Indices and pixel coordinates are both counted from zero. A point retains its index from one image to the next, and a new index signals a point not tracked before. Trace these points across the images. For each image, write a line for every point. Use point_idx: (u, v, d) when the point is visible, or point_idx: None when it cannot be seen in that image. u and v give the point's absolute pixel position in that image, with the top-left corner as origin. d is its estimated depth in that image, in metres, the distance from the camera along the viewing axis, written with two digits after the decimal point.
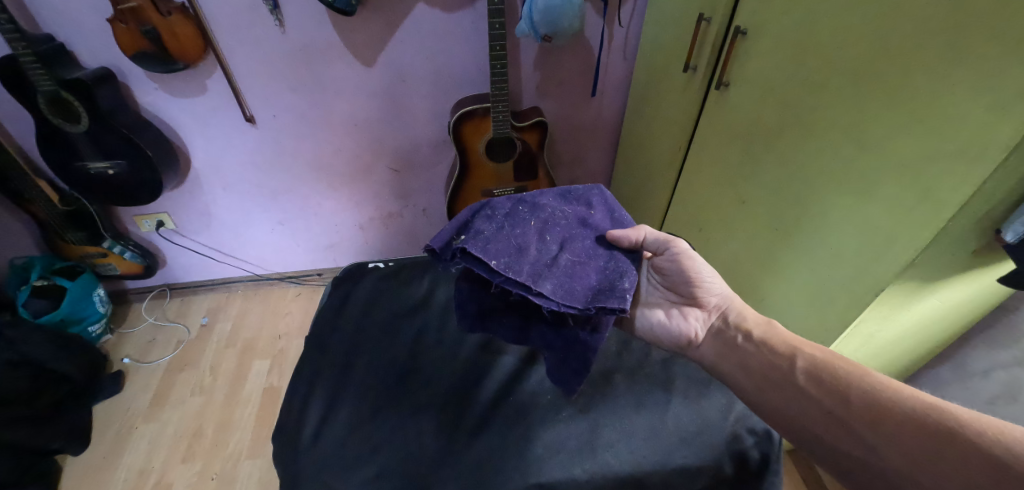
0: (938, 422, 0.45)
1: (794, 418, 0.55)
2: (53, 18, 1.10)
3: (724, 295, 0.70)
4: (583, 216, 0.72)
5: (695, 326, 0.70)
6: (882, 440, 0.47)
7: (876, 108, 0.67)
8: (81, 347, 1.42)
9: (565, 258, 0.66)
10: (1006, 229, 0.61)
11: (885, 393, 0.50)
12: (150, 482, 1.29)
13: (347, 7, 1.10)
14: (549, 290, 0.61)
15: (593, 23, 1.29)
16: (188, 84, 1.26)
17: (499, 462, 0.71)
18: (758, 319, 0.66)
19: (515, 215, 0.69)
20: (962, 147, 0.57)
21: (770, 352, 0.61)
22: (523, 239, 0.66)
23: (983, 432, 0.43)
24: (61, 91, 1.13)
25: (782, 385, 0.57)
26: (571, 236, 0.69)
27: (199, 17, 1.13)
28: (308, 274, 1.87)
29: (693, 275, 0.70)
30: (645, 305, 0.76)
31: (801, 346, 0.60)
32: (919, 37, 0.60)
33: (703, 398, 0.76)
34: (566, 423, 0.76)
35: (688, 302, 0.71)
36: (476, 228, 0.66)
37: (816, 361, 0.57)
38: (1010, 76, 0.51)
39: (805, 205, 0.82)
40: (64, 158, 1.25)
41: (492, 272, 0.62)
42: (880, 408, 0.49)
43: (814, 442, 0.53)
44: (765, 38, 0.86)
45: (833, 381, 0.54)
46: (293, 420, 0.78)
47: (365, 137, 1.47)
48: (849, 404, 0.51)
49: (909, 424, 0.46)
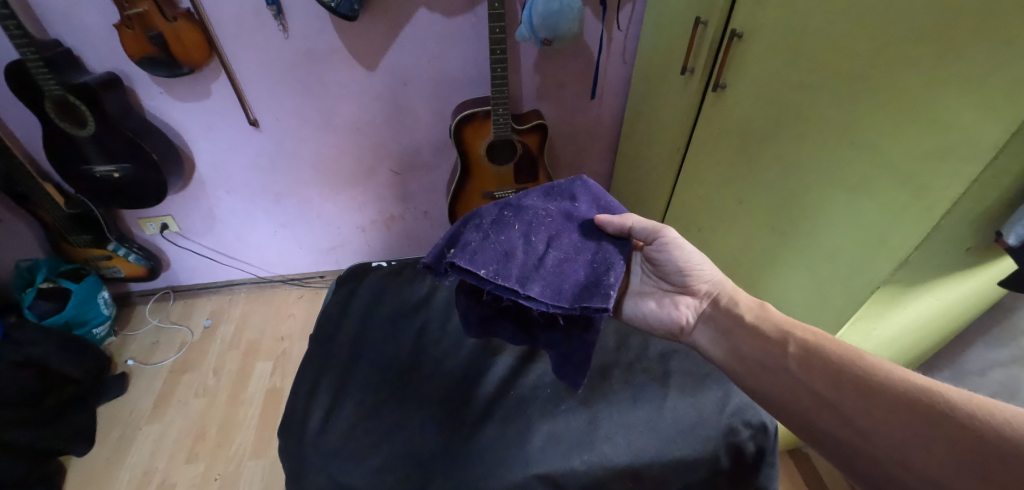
0: (929, 406, 0.46)
1: (788, 403, 0.55)
2: (60, 24, 1.12)
3: (714, 280, 0.71)
4: (567, 210, 0.72)
5: (687, 312, 0.71)
6: (873, 424, 0.48)
7: (868, 110, 0.69)
8: (86, 348, 1.43)
9: (552, 256, 0.66)
10: (1005, 230, 0.61)
11: (876, 375, 0.50)
12: (154, 482, 1.30)
13: (350, 13, 1.11)
14: (537, 292, 0.63)
15: (592, 26, 1.30)
16: (194, 88, 1.28)
17: (499, 456, 0.71)
18: (750, 302, 0.67)
19: (501, 221, 0.69)
20: (952, 146, 0.59)
21: (762, 339, 0.62)
22: (510, 244, 0.66)
23: (972, 413, 0.44)
24: (69, 96, 1.15)
25: (776, 370, 0.58)
26: (557, 232, 0.69)
27: (204, 22, 1.15)
28: (311, 276, 1.89)
29: (683, 263, 0.70)
30: (637, 293, 0.77)
31: (794, 331, 0.60)
32: (908, 40, 0.62)
33: (699, 391, 0.77)
34: (565, 416, 0.76)
35: (679, 289, 0.72)
36: (464, 240, 0.67)
37: (808, 344, 0.57)
38: (998, 77, 0.53)
39: (800, 206, 0.83)
40: (71, 162, 1.27)
41: (482, 280, 0.64)
42: (872, 390, 0.49)
43: (807, 427, 0.53)
44: (759, 41, 0.88)
45: (824, 363, 0.54)
46: (296, 418, 0.78)
47: (368, 141, 1.49)
48: (841, 389, 0.51)
49: (900, 406, 0.47)
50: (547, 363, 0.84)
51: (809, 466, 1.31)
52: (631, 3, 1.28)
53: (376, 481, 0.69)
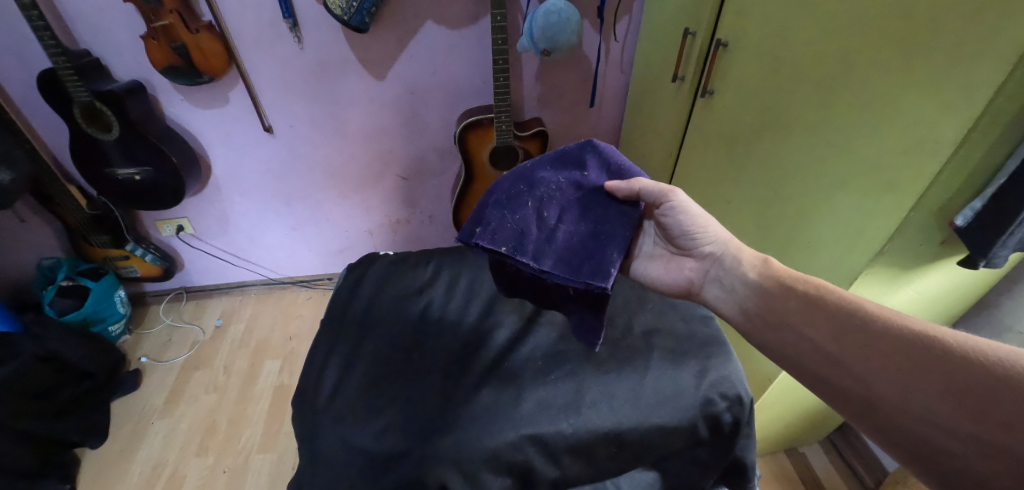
0: (926, 351, 0.46)
1: (789, 356, 0.56)
2: (90, 36, 1.20)
3: (719, 241, 0.69)
4: (576, 180, 0.73)
5: (691, 275, 0.72)
6: (872, 371, 0.48)
7: (846, 104, 0.72)
8: (105, 346, 1.48)
9: (563, 230, 0.70)
10: (958, 215, 0.64)
11: (877, 322, 0.50)
12: (164, 475, 1.34)
13: (362, 25, 1.19)
14: (550, 266, 0.68)
15: (590, 38, 1.37)
16: (212, 96, 1.35)
17: (489, 418, 0.72)
18: (754, 260, 0.66)
19: (516, 197, 0.73)
20: (920, 140, 0.63)
21: (764, 295, 0.62)
22: (524, 222, 0.71)
23: (967, 354, 0.43)
24: (96, 102, 1.23)
25: (778, 326, 0.58)
26: (568, 205, 0.72)
27: (224, 34, 1.22)
28: (319, 278, 1.94)
29: (689, 225, 0.69)
30: (646, 255, 0.77)
31: (795, 284, 0.60)
32: (875, 43, 0.67)
33: (680, 364, 0.76)
34: (554, 384, 0.76)
35: (684, 253, 0.72)
36: (487, 219, 0.73)
37: (809, 297, 0.57)
38: (953, 76, 0.58)
39: (787, 195, 0.87)
40: (96, 165, 1.35)
41: (504, 256, 0.71)
42: (873, 337, 0.49)
43: (806, 376, 0.54)
44: (743, 48, 0.94)
45: (824, 313, 0.55)
46: (310, 387, 0.82)
47: (377, 147, 1.56)
48: (840, 339, 0.52)
49: (900, 351, 0.47)
50: (540, 337, 0.85)
51: (807, 466, 1.33)
52: (627, 16, 1.34)
53: (383, 437, 0.72)
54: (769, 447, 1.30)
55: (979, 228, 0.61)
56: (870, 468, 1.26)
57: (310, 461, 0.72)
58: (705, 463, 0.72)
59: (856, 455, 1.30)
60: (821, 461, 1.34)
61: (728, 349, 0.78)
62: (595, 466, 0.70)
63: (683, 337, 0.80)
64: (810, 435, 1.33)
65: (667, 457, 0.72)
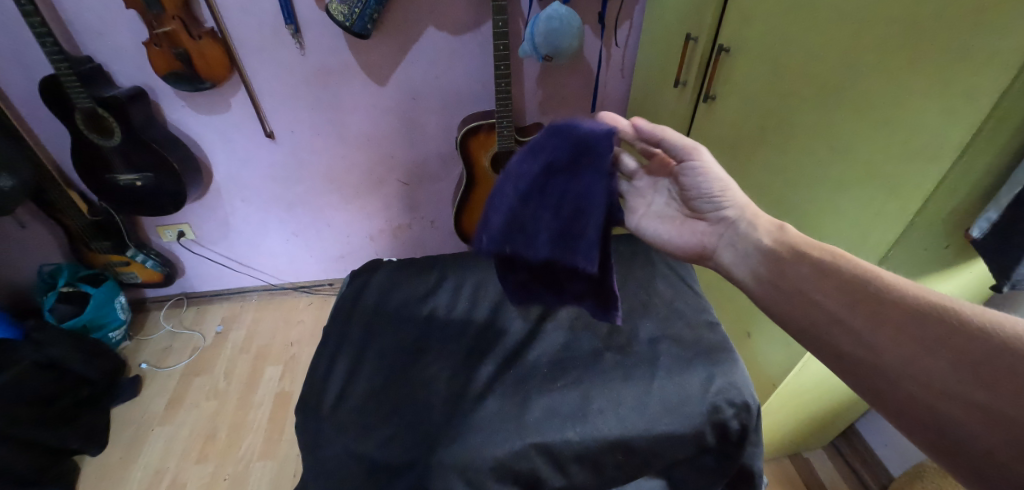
0: (944, 323, 0.43)
1: (801, 322, 0.53)
2: (93, 42, 1.20)
3: (737, 205, 0.65)
4: (550, 168, 0.69)
5: (704, 239, 0.68)
6: (885, 340, 0.45)
7: (855, 89, 0.71)
8: (104, 351, 1.47)
9: (554, 220, 0.71)
10: (971, 225, 0.62)
11: (894, 292, 0.48)
12: (163, 482, 1.33)
13: (363, 31, 1.19)
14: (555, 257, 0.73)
15: (592, 44, 1.37)
16: (213, 102, 1.35)
17: (496, 426, 0.71)
18: (770, 226, 0.62)
19: (504, 198, 0.74)
20: (926, 143, 0.62)
21: (777, 263, 0.58)
22: (518, 221, 0.73)
23: (986, 327, 0.41)
24: (98, 108, 1.23)
25: (789, 293, 0.55)
26: (550, 194, 0.71)
27: (226, 40, 1.23)
28: (319, 283, 1.93)
29: (708, 186, 0.66)
30: (656, 215, 0.74)
31: (811, 252, 0.56)
32: (882, 37, 0.66)
33: (685, 372, 0.75)
34: (559, 392, 0.76)
35: (697, 215, 0.69)
36: (486, 225, 0.76)
37: (824, 265, 0.54)
38: (961, 75, 0.57)
39: (792, 202, 0.87)
40: (98, 171, 1.35)
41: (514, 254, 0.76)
42: (887, 307, 0.47)
43: (814, 342, 0.52)
44: (744, 53, 0.94)
45: (839, 281, 0.52)
46: (314, 393, 0.81)
47: (377, 152, 1.56)
48: (853, 307, 0.49)
49: (917, 322, 0.45)
50: (546, 345, 0.85)
51: (811, 473, 1.32)
52: (628, 21, 1.34)
53: (386, 446, 0.72)
54: (773, 451, 1.30)
55: (995, 236, 0.61)
56: (875, 474, 1.25)
57: (314, 467, 0.72)
58: (710, 470, 0.73)
59: (859, 459, 1.29)
60: (825, 467, 1.33)
61: (734, 356, 0.78)
62: (603, 474, 0.71)
63: (689, 344, 0.80)
64: (814, 441, 1.32)
65: (672, 466, 0.72)
